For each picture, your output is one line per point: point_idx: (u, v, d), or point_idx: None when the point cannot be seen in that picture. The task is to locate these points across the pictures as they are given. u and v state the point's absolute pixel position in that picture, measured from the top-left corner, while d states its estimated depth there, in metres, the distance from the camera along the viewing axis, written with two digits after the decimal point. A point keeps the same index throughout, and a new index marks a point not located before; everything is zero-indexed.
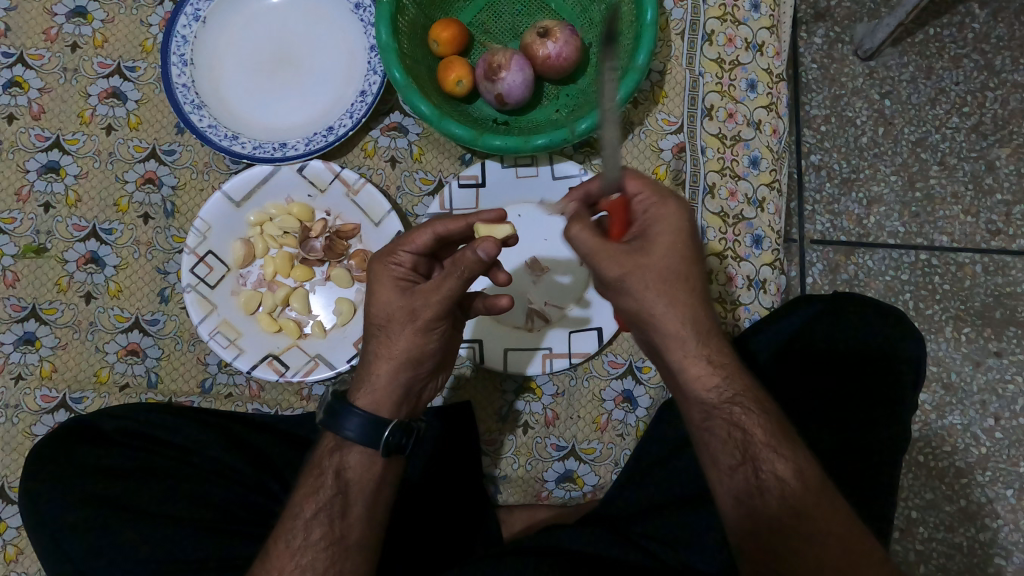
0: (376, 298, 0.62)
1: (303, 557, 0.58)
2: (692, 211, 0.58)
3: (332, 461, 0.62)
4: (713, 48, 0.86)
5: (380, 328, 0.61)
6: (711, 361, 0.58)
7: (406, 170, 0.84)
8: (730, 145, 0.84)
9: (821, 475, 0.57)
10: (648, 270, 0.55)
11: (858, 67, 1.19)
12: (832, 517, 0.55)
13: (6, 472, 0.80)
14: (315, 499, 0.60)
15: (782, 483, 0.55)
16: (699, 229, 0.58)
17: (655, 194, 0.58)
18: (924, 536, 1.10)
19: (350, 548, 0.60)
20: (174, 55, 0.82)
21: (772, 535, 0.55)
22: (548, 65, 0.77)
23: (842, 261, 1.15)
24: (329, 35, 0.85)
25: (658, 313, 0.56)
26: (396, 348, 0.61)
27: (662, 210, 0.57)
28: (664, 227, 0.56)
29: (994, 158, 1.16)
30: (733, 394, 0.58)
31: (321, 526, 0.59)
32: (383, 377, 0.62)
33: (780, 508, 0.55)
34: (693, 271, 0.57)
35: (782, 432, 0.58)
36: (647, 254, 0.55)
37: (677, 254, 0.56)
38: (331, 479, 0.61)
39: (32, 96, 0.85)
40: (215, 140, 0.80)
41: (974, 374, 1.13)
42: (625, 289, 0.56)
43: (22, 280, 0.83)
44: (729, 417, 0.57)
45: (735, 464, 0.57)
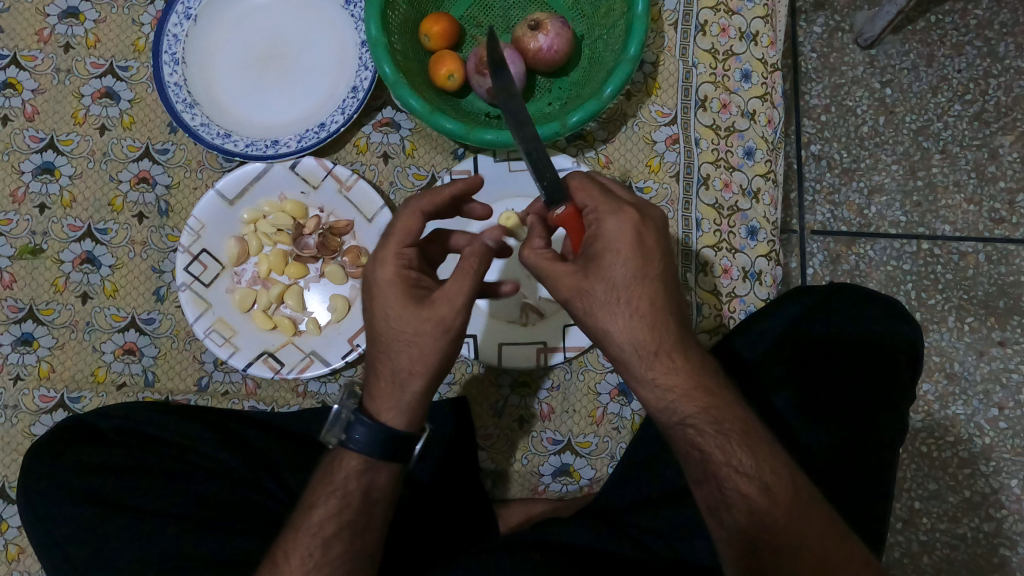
0: (395, 312, 0.58)
1: (321, 573, 0.58)
2: (638, 223, 0.55)
3: (360, 481, 0.61)
4: (706, 38, 0.85)
5: (408, 342, 0.58)
6: (661, 380, 0.57)
7: (399, 166, 0.84)
8: (725, 136, 0.84)
9: (791, 484, 0.57)
10: (588, 292, 0.55)
11: (859, 56, 1.18)
12: (798, 530, 0.55)
13: (6, 472, 0.80)
14: (339, 516, 0.60)
15: (749, 500, 0.56)
16: (653, 238, 0.56)
17: (598, 209, 0.56)
18: (927, 526, 1.09)
19: (367, 560, 0.61)
20: (165, 54, 0.82)
21: (743, 549, 0.55)
22: (539, 58, 0.77)
23: (842, 251, 1.14)
24: (320, 32, 0.85)
25: (604, 332, 0.56)
26: (430, 359, 0.58)
27: (601, 227, 0.55)
28: (603, 243, 0.55)
29: (997, 145, 1.15)
30: (684, 416, 0.57)
31: (342, 542, 0.59)
32: (417, 394, 0.60)
33: (750, 525, 0.55)
34: (642, 288, 0.55)
35: (746, 445, 0.57)
36: (588, 275, 0.55)
37: (622, 271, 0.55)
38: (359, 498, 0.61)
39: (26, 97, 0.85)
40: (208, 138, 0.80)
41: (978, 364, 1.12)
42: (573, 309, 0.57)
43: (20, 281, 0.83)
44: (686, 436, 0.58)
45: (701, 479, 0.57)
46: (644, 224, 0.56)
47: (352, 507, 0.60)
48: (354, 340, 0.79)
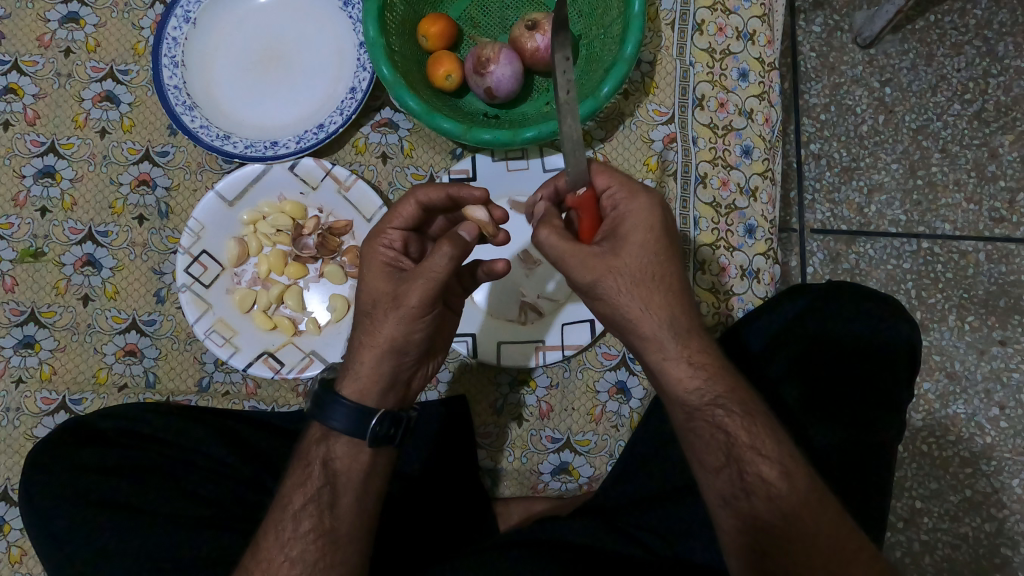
0: (365, 282, 0.63)
1: (292, 550, 0.58)
2: (663, 204, 0.57)
3: (318, 451, 0.63)
4: (703, 37, 0.85)
5: (367, 315, 0.62)
6: (686, 364, 0.57)
7: (398, 166, 0.84)
8: (722, 135, 0.84)
9: (807, 471, 0.57)
10: (620, 270, 0.55)
11: (858, 56, 1.18)
12: (817, 517, 0.54)
13: (8, 474, 0.81)
14: (304, 489, 0.61)
15: (769, 485, 0.55)
16: (673, 221, 0.58)
17: (623, 188, 0.58)
18: (929, 526, 1.09)
19: (340, 540, 0.60)
20: (165, 57, 0.82)
21: (761, 535, 0.54)
22: (537, 58, 0.77)
23: (843, 250, 1.14)
24: (318, 33, 0.86)
25: (634, 312, 0.56)
26: (380, 334, 0.61)
27: (631, 206, 0.57)
28: (632, 221, 0.56)
29: (996, 145, 1.15)
30: (715, 397, 0.57)
31: (310, 518, 0.59)
32: (366, 367, 0.62)
33: (770, 511, 0.54)
34: (668, 268, 0.56)
35: (769, 432, 0.57)
36: (617, 252, 0.55)
37: (651, 251, 0.56)
38: (319, 470, 0.61)
39: (27, 102, 0.86)
40: (207, 140, 0.80)
41: (979, 363, 1.12)
42: (599, 290, 0.56)
43: (21, 284, 0.84)
44: (710, 420, 0.57)
45: (720, 465, 0.56)
46: (666, 208, 0.58)
47: (316, 480, 0.61)
48: None
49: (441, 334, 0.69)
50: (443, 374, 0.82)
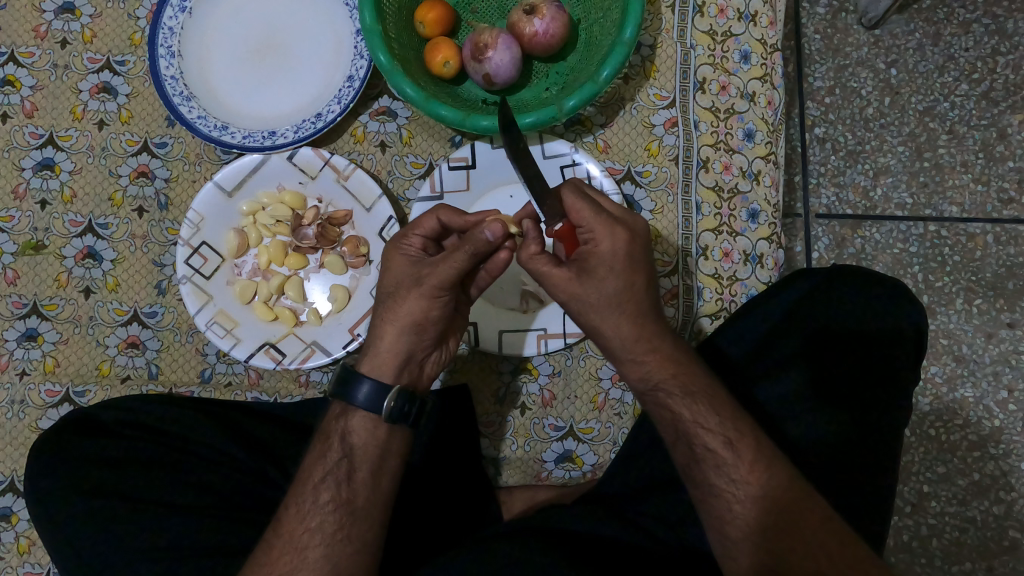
0: (389, 272, 0.65)
1: (311, 521, 0.59)
2: (628, 243, 0.59)
3: (338, 425, 0.64)
4: (704, 19, 0.84)
5: (390, 293, 0.64)
6: (642, 357, 0.62)
7: (397, 155, 0.84)
8: (724, 118, 0.83)
9: (752, 439, 0.60)
10: (582, 298, 0.60)
11: (863, 37, 1.16)
12: (764, 481, 0.58)
13: (13, 466, 0.81)
14: (322, 463, 0.62)
15: (715, 456, 0.59)
16: (642, 251, 0.60)
17: (591, 224, 0.59)
18: (936, 510, 1.08)
19: (357, 512, 0.61)
20: (161, 47, 0.82)
21: (715, 504, 0.59)
22: (536, 43, 0.76)
23: (848, 234, 1.13)
24: (315, 22, 0.85)
25: (597, 327, 0.62)
26: (401, 310, 0.62)
27: (595, 247, 0.59)
28: (597, 261, 0.59)
29: (1005, 125, 1.14)
30: (659, 381, 0.62)
31: (328, 490, 0.60)
32: (390, 342, 0.63)
33: (721, 481, 0.58)
34: (629, 295, 0.60)
35: (711, 406, 0.61)
36: (581, 283, 0.60)
37: (611, 285, 0.59)
38: (337, 443, 0.63)
39: (24, 94, 0.86)
40: (205, 131, 0.80)
41: (987, 346, 1.11)
42: (571, 308, 0.62)
43: (23, 277, 0.84)
44: (660, 402, 0.62)
45: (676, 439, 0.62)
46: (635, 242, 0.60)
47: (341, 453, 0.62)
48: (355, 330, 0.79)
49: (456, 322, 0.69)
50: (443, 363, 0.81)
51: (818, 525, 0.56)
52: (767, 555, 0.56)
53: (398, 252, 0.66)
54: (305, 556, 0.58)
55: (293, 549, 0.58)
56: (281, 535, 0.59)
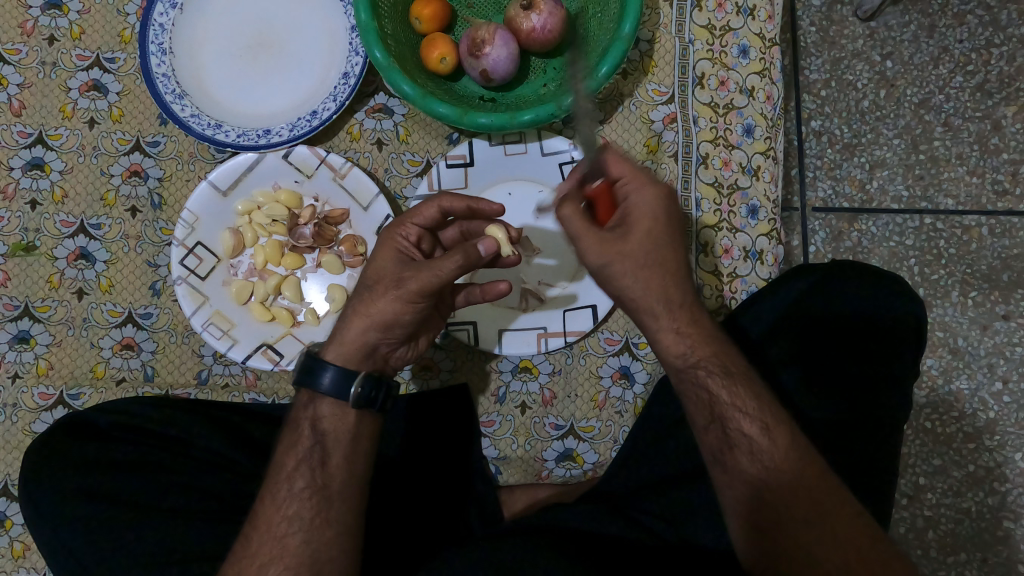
0: (377, 258, 0.64)
1: (288, 509, 0.59)
2: (668, 195, 0.59)
3: (306, 413, 0.63)
4: (703, 13, 0.84)
5: (368, 288, 0.63)
6: (686, 332, 0.61)
7: (394, 152, 0.83)
8: (723, 114, 0.82)
9: (788, 428, 0.60)
10: (626, 254, 0.58)
11: (859, 29, 1.16)
12: (799, 470, 0.58)
13: (8, 469, 0.80)
14: (294, 452, 0.61)
15: (750, 440, 0.59)
16: (677, 208, 0.60)
17: (634, 180, 0.59)
18: (932, 501, 1.09)
19: (333, 496, 0.60)
20: (152, 44, 0.80)
21: (739, 489, 0.59)
22: (533, 39, 0.75)
23: (845, 227, 1.13)
24: (309, 18, 0.84)
25: (635, 298, 0.60)
26: (373, 306, 0.61)
27: (638, 199, 0.59)
28: (639, 213, 0.58)
29: (999, 116, 1.14)
30: (698, 359, 0.61)
31: (302, 477, 0.60)
32: (354, 333, 0.62)
33: (754, 468, 0.58)
34: (671, 254, 0.59)
35: (749, 391, 0.61)
36: (625, 238, 0.58)
37: (654, 240, 0.58)
38: (307, 431, 0.62)
39: (12, 92, 0.84)
40: (198, 130, 0.79)
41: (982, 338, 1.12)
42: (609, 273, 0.59)
43: (14, 279, 0.82)
44: (696, 381, 0.61)
45: (708, 422, 0.61)
46: (672, 198, 0.60)
47: (311, 438, 0.62)
48: None
49: (428, 323, 0.69)
50: (443, 363, 0.81)
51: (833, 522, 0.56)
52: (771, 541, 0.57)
53: (391, 238, 0.65)
54: (286, 546, 0.57)
55: (272, 539, 0.58)
56: (262, 525, 0.59)
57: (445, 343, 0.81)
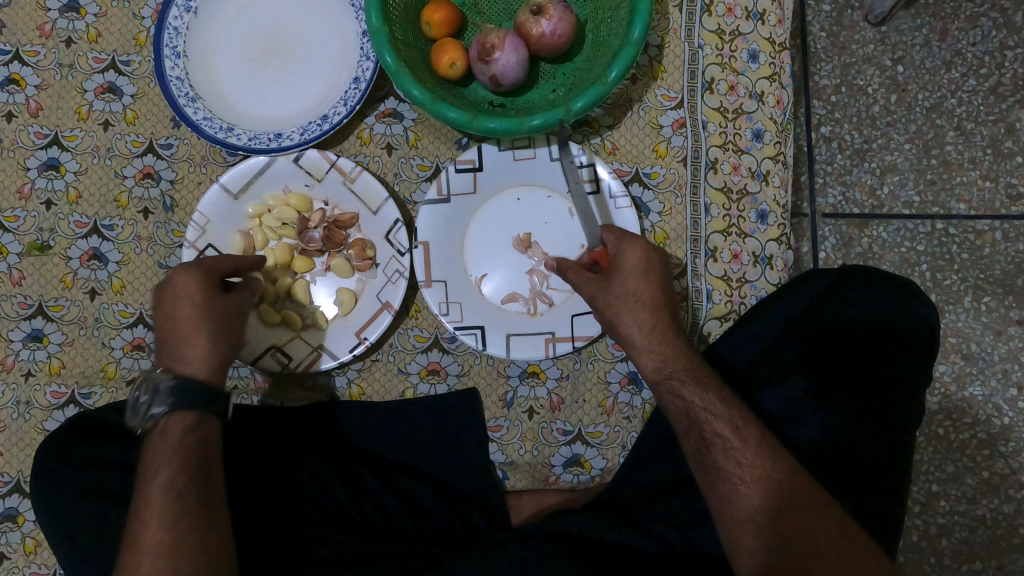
0: (182, 294, 0.68)
1: (180, 523, 0.60)
2: (649, 246, 0.71)
3: (178, 432, 0.65)
4: (712, 18, 0.83)
5: (199, 313, 0.67)
6: (659, 349, 0.69)
7: (404, 157, 0.84)
8: (732, 118, 0.82)
9: (758, 429, 0.65)
10: (611, 289, 0.70)
11: (869, 34, 1.15)
12: (768, 464, 0.62)
13: (24, 467, 0.81)
14: (167, 468, 0.62)
15: (723, 438, 0.64)
16: (658, 256, 0.71)
17: (618, 237, 0.72)
18: (946, 509, 1.08)
19: (217, 507, 0.62)
20: (166, 47, 0.81)
21: (723, 488, 0.63)
22: (543, 44, 0.75)
23: (855, 233, 1.12)
24: (320, 21, 0.84)
25: (620, 323, 0.70)
26: (228, 324, 0.69)
27: (622, 248, 0.71)
28: (623, 261, 0.70)
29: (1013, 120, 1.13)
30: (671, 371, 0.68)
31: (188, 491, 0.61)
32: (210, 351, 0.67)
33: (728, 464, 0.63)
34: (648, 287, 0.70)
35: (721, 397, 0.66)
36: (611, 277, 0.70)
37: (648, 283, 0.70)
38: (181, 445, 0.64)
39: (30, 93, 0.85)
40: (210, 133, 0.80)
41: (995, 344, 1.11)
42: (596, 306, 0.71)
43: (28, 277, 0.83)
44: (673, 390, 0.67)
45: (687, 428, 0.66)
46: (652, 249, 0.71)
47: (175, 460, 0.63)
48: (363, 334, 0.78)
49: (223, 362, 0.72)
50: (451, 368, 0.81)
51: (815, 508, 0.60)
52: (775, 535, 0.60)
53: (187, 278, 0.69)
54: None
55: (162, 551, 0.58)
56: (142, 560, 0.58)
57: (454, 348, 0.81)
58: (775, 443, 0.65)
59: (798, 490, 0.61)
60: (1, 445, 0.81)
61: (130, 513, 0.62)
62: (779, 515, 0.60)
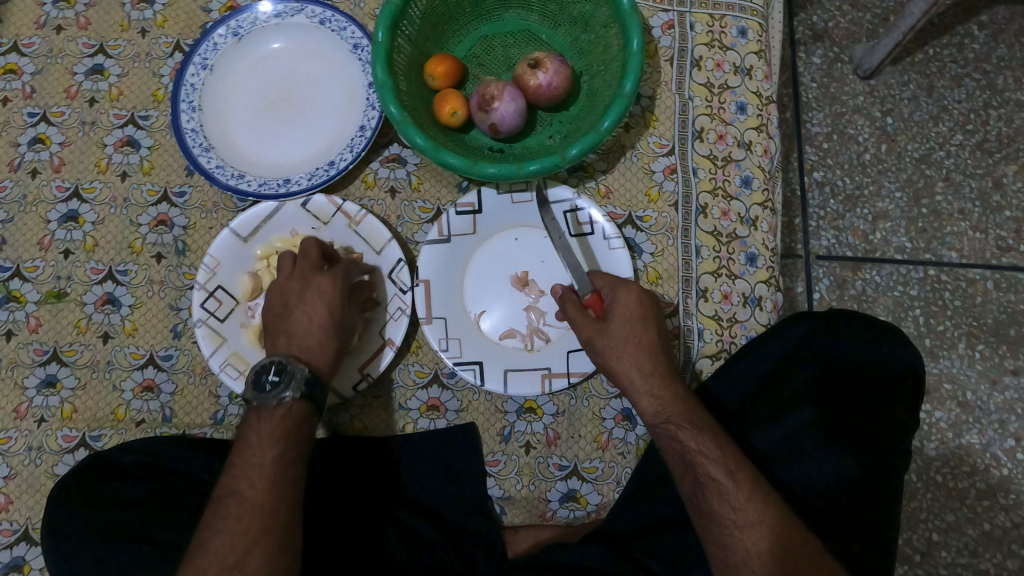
0: (322, 295, 0.73)
1: (281, 500, 0.63)
2: (644, 292, 0.74)
3: (297, 415, 0.67)
4: (702, 73, 0.88)
5: (335, 316, 0.74)
6: (656, 393, 0.71)
7: (406, 200, 0.87)
8: (722, 166, 0.86)
9: (752, 474, 0.66)
10: (606, 331, 0.72)
11: (859, 86, 1.21)
12: (761, 509, 0.63)
13: (29, 512, 0.82)
14: (275, 445, 0.65)
15: (717, 483, 0.65)
16: (652, 302, 0.74)
17: (613, 283, 0.75)
18: (947, 560, 1.08)
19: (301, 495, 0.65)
20: (183, 102, 0.86)
21: (718, 532, 0.64)
22: (540, 94, 0.80)
23: (849, 276, 1.15)
24: (329, 75, 0.89)
25: (615, 366, 0.72)
26: (348, 332, 0.75)
27: (616, 294, 0.74)
28: (618, 306, 0.73)
29: (1000, 174, 1.16)
30: (669, 415, 0.70)
31: (291, 473, 0.65)
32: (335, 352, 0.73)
33: (722, 507, 0.64)
34: (643, 331, 0.72)
35: (715, 441, 0.67)
36: (606, 321, 0.73)
37: (644, 326, 0.72)
38: (293, 426, 0.66)
39: (53, 150, 0.90)
40: (222, 180, 0.83)
41: (991, 393, 1.12)
42: (592, 348, 0.74)
43: (45, 324, 0.86)
44: (670, 434, 0.69)
45: (683, 471, 0.67)
46: (647, 295, 0.74)
47: (288, 438, 0.65)
48: (364, 370, 0.80)
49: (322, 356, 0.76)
50: (450, 404, 0.82)
51: (808, 553, 0.61)
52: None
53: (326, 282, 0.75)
54: (256, 542, 0.59)
55: (257, 520, 0.61)
56: (240, 521, 0.61)
57: (453, 383, 0.83)
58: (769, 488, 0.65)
59: (792, 536, 0.62)
60: (8, 489, 0.82)
61: (231, 470, 0.64)
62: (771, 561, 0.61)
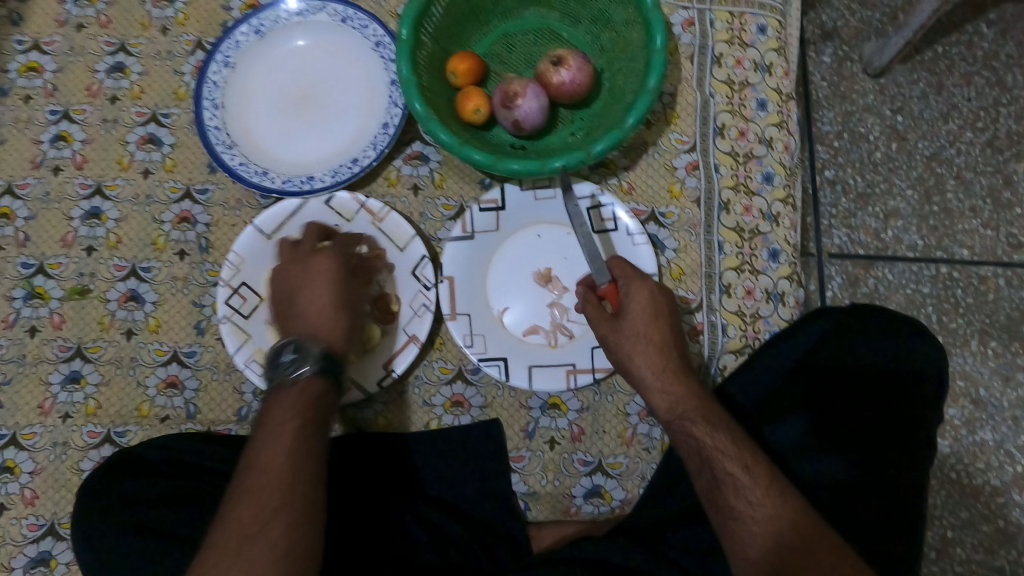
0: (320, 273, 0.74)
1: (289, 481, 0.59)
2: (656, 285, 0.73)
3: (304, 393, 0.66)
4: (722, 70, 0.88)
5: (342, 288, 0.75)
6: (669, 389, 0.71)
7: (429, 197, 0.88)
8: (743, 162, 0.86)
9: (768, 469, 0.66)
10: (619, 327, 0.72)
11: (869, 84, 1.21)
12: (779, 503, 0.63)
13: (56, 507, 0.82)
14: (276, 433, 0.62)
15: (733, 478, 0.65)
16: (665, 296, 0.73)
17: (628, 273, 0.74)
18: (962, 557, 1.07)
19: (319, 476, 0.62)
20: (206, 100, 0.86)
21: (735, 527, 0.63)
22: (562, 91, 0.80)
23: (862, 274, 1.15)
24: (351, 74, 0.90)
25: (629, 362, 0.72)
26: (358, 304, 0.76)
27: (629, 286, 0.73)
28: (631, 299, 0.72)
29: (1011, 172, 1.17)
30: (683, 412, 0.70)
31: (303, 456, 0.61)
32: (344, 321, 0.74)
33: (739, 503, 0.64)
34: (655, 326, 0.72)
35: (731, 438, 0.67)
36: (619, 316, 0.72)
37: (656, 321, 0.72)
38: (298, 411, 0.64)
39: (76, 147, 0.90)
40: (246, 177, 0.84)
41: (1005, 390, 1.12)
42: (607, 344, 0.74)
43: (68, 321, 0.86)
44: (685, 431, 0.69)
45: (700, 468, 0.68)
46: (659, 288, 0.73)
47: (298, 420, 0.63)
48: (389, 365, 0.80)
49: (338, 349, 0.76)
50: (474, 400, 0.83)
51: (826, 545, 0.60)
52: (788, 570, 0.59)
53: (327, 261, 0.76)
54: (269, 525, 0.56)
55: (266, 506, 0.57)
56: (243, 513, 0.57)
57: (477, 379, 0.83)
58: (785, 483, 0.65)
59: (811, 530, 0.61)
60: (33, 485, 0.83)
61: (239, 470, 0.61)
62: (789, 554, 0.60)
